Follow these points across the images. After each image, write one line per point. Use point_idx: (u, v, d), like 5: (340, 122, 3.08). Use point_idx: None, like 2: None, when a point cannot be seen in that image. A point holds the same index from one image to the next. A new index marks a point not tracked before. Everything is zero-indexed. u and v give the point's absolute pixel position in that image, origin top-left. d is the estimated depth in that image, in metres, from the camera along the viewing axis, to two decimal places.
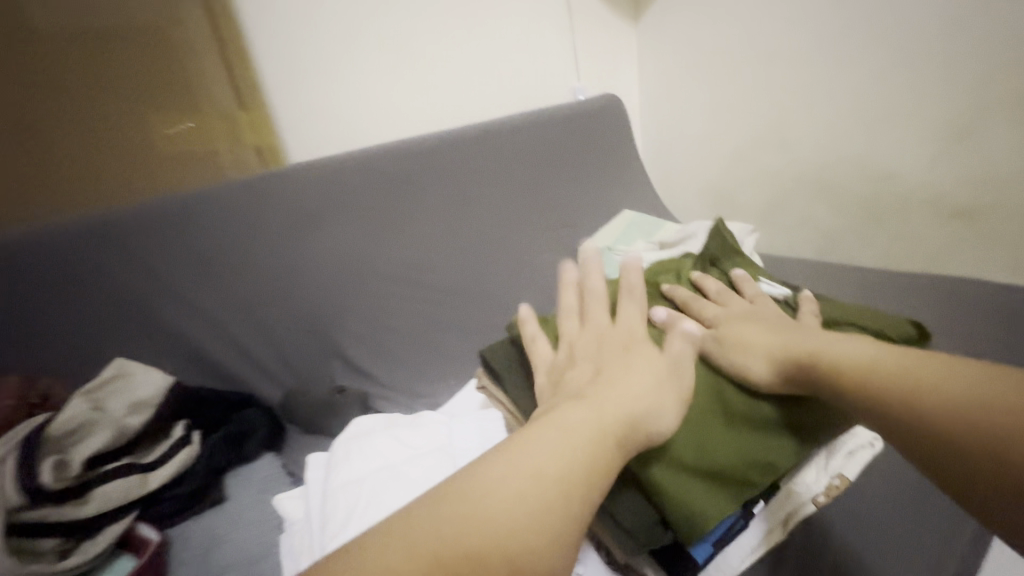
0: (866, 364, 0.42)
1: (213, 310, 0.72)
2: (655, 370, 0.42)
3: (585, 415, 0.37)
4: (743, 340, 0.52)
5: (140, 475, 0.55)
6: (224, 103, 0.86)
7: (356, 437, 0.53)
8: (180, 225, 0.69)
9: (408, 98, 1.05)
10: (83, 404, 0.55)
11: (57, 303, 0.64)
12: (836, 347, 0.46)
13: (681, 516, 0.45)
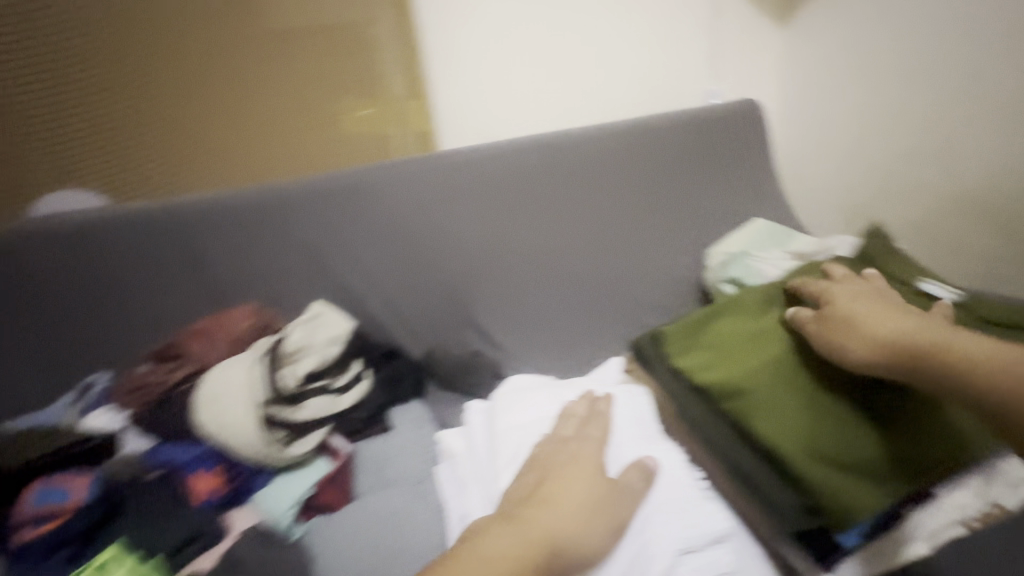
0: (978, 361, 0.46)
1: (374, 271, 0.85)
2: (591, 497, 0.45)
3: (511, 543, 0.40)
4: (857, 322, 0.53)
5: (335, 394, 0.64)
6: (397, 92, 0.97)
7: (517, 391, 0.60)
8: (356, 197, 0.84)
9: (543, 94, 1.10)
10: (298, 333, 0.66)
11: (267, 252, 0.81)
12: (950, 343, 0.48)
13: (826, 494, 0.49)
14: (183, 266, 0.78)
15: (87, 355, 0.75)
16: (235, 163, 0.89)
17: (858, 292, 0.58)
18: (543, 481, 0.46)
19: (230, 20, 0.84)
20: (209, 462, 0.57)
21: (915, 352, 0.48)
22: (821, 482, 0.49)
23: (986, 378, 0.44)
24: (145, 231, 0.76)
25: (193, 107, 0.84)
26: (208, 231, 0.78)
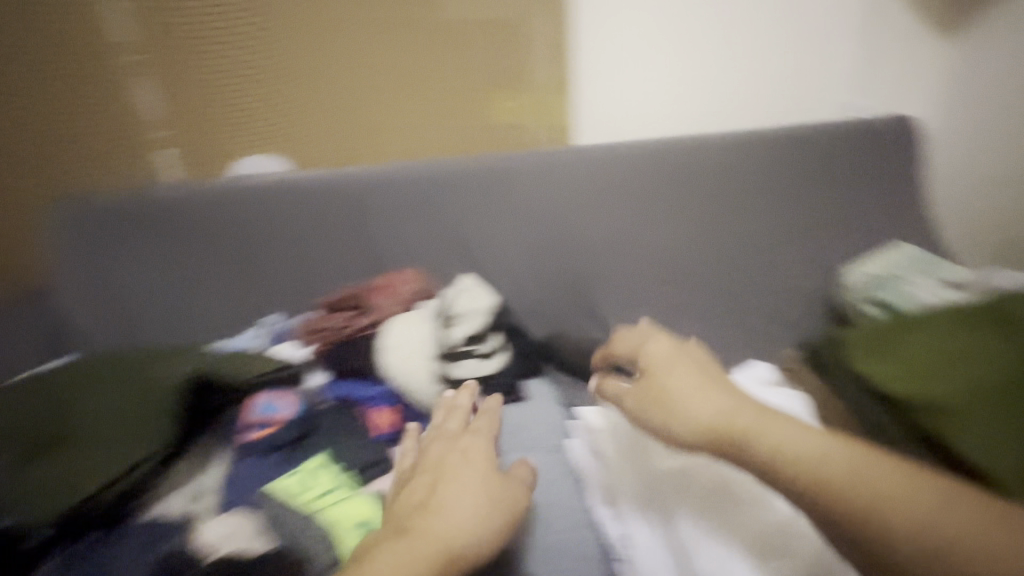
0: (799, 452, 0.51)
1: (509, 256, 0.94)
2: (475, 498, 0.49)
3: (401, 554, 0.43)
4: (669, 396, 0.62)
5: (483, 359, 0.70)
6: (542, 86, 1.01)
7: (659, 385, 0.64)
8: (501, 183, 0.94)
9: (679, 91, 1.05)
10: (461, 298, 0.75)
11: (416, 223, 0.92)
12: (745, 420, 0.55)
13: None
14: (348, 234, 0.91)
15: (264, 297, 0.89)
16: (393, 142, 0.97)
17: (663, 355, 0.71)
18: (433, 492, 0.50)
19: (405, 10, 0.90)
20: (389, 400, 0.65)
21: (738, 431, 0.55)
22: None
23: (851, 484, 0.48)
24: (323, 201, 0.90)
25: (365, 90, 0.92)
26: (371, 203, 0.91)
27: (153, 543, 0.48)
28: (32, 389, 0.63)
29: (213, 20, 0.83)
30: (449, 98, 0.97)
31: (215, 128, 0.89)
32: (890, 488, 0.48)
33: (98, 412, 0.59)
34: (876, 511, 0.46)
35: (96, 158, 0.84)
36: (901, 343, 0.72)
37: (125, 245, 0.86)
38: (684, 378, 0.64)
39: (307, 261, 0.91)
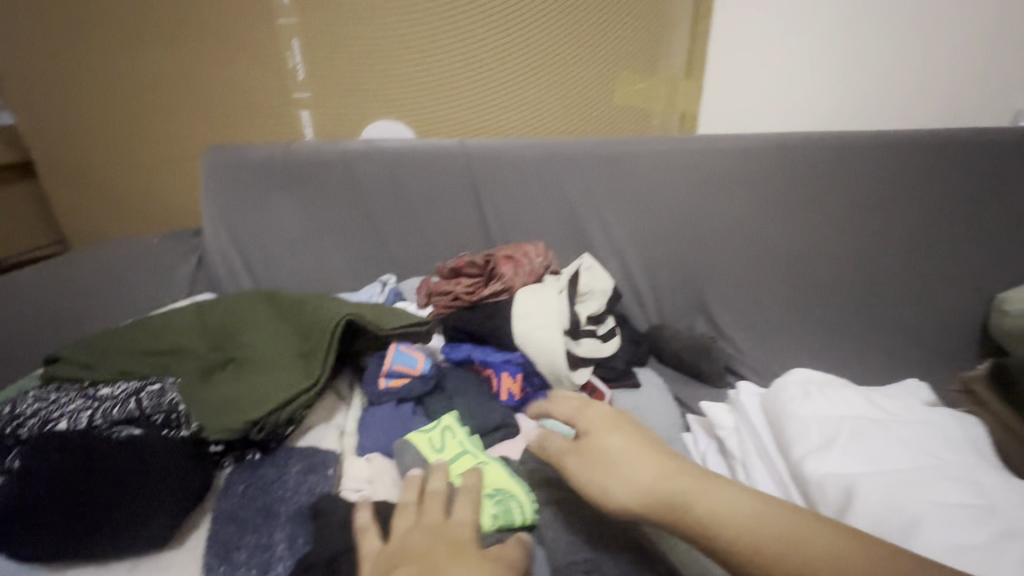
0: (742, 515, 0.32)
1: (622, 240, 0.91)
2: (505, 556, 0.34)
3: None
4: (611, 460, 0.38)
5: (599, 343, 0.67)
6: (673, 70, 0.96)
7: (810, 383, 0.53)
8: (619, 165, 0.89)
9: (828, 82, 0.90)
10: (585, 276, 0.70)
11: (529, 202, 0.91)
12: (689, 478, 0.35)
13: None
14: (466, 205, 0.91)
15: (383, 258, 0.92)
16: (515, 119, 0.98)
17: (608, 417, 0.42)
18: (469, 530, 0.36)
19: None
20: (518, 368, 0.61)
21: (678, 500, 0.34)
22: None
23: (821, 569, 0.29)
24: (447, 172, 0.90)
25: (494, 62, 0.93)
26: (493, 180, 0.90)
27: (315, 474, 0.44)
28: (201, 318, 0.61)
29: None
30: (575, 77, 0.95)
31: (351, 90, 0.94)
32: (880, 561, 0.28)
33: (270, 338, 0.56)
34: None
35: (256, 125, 0.96)
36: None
37: (267, 197, 0.90)
38: (838, 383, 0.53)
39: (429, 231, 0.92)
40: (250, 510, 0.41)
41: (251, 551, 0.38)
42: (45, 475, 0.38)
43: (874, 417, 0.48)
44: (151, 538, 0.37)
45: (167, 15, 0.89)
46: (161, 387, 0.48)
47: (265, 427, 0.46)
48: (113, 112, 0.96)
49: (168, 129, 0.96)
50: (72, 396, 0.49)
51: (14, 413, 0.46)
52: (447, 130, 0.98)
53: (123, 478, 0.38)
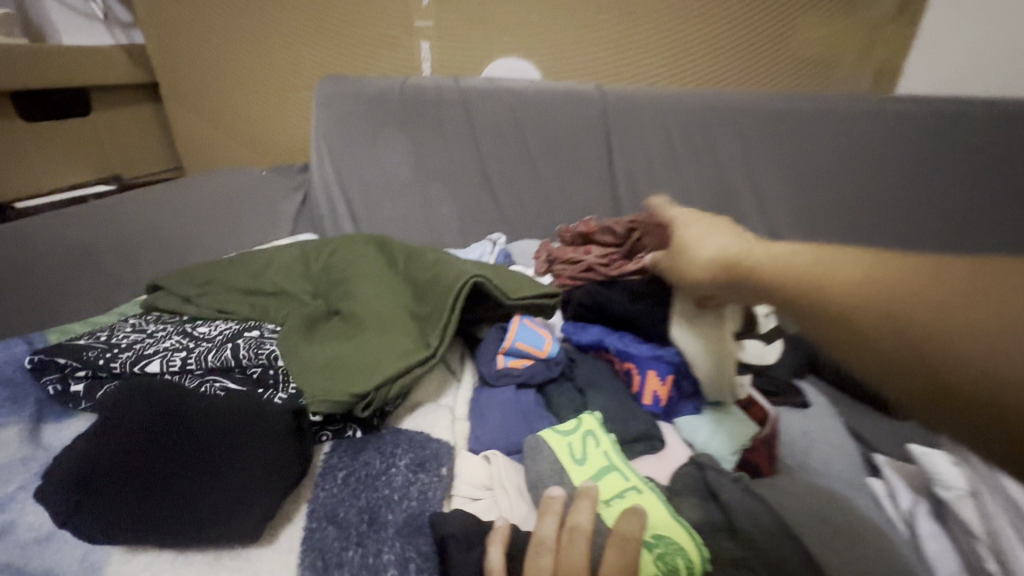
0: (798, 264, 0.34)
1: (782, 221, 0.74)
2: None
3: None
4: (687, 240, 0.45)
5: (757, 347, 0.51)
6: (880, 12, 0.76)
7: None
8: (793, 127, 0.74)
9: None
10: None
11: (672, 166, 0.77)
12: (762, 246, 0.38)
13: None
14: (595, 162, 0.79)
15: (491, 215, 0.82)
16: (661, 66, 0.83)
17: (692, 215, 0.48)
18: None
19: None
20: (667, 368, 0.48)
21: (734, 256, 0.39)
22: None
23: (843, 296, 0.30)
24: (580, 122, 0.78)
25: None
26: (631, 134, 0.77)
27: (426, 473, 0.35)
28: (303, 261, 0.54)
29: None
30: (748, 17, 0.78)
31: (476, 19, 0.82)
32: (919, 286, 0.28)
33: (377, 291, 0.47)
34: (870, 329, 0.28)
35: (373, 54, 0.88)
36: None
37: (379, 136, 0.82)
38: None
39: (547, 188, 0.80)
40: (350, 511, 0.33)
41: (355, 571, 0.30)
42: (129, 430, 0.32)
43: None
44: (241, 530, 0.29)
45: None
46: (259, 337, 0.42)
47: (372, 403, 0.37)
48: (234, 32, 0.91)
49: (287, 55, 0.91)
50: (168, 334, 0.43)
51: (107, 345, 0.41)
52: (580, 71, 0.85)
53: (215, 449, 0.31)
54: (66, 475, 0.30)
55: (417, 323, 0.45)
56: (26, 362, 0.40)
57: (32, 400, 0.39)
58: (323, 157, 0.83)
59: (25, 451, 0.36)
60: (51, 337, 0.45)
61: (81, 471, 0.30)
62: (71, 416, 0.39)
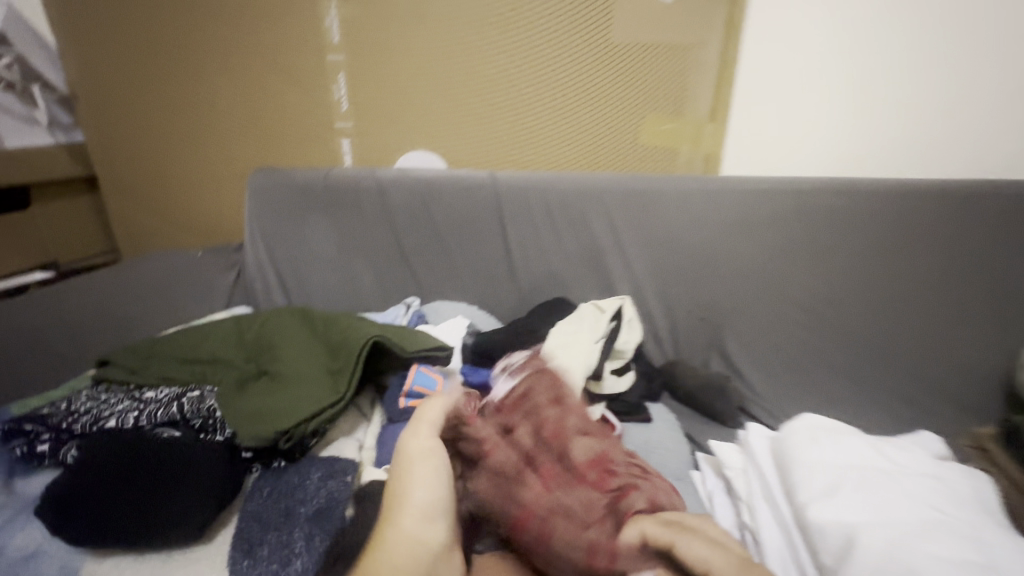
0: None
1: (640, 274, 0.94)
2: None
3: None
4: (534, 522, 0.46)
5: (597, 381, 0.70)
6: (700, 114, 0.98)
7: (821, 429, 0.53)
8: (642, 204, 0.92)
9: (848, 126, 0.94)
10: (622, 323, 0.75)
11: (552, 236, 0.94)
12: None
13: None
14: (492, 235, 0.95)
15: (409, 282, 0.97)
16: (544, 157, 1.02)
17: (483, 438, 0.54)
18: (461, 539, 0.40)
19: (582, 33, 0.94)
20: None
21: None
22: None
23: None
24: (476, 202, 0.94)
25: (525, 98, 0.98)
26: (519, 212, 0.94)
27: (334, 480, 0.47)
28: (238, 331, 0.65)
29: (413, 20, 0.93)
30: (606, 120, 0.99)
31: (391, 121, 1.00)
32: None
33: (300, 353, 0.59)
34: None
35: (299, 147, 1.03)
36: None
37: (305, 219, 0.96)
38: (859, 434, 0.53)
39: (455, 259, 0.96)
40: (273, 511, 0.44)
41: (272, 547, 0.42)
42: (90, 476, 0.42)
43: (882, 466, 0.49)
44: (184, 529, 0.40)
45: (229, 44, 0.96)
46: (200, 395, 0.53)
47: (293, 436, 0.49)
48: (172, 132, 1.03)
49: (223, 150, 1.04)
50: (120, 398, 0.53)
51: (69, 411, 0.50)
52: (478, 158, 1.03)
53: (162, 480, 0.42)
54: (50, 498, 0.42)
55: (330, 376, 0.57)
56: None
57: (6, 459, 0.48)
58: (256, 239, 0.97)
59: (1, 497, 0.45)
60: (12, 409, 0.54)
61: (59, 498, 0.41)
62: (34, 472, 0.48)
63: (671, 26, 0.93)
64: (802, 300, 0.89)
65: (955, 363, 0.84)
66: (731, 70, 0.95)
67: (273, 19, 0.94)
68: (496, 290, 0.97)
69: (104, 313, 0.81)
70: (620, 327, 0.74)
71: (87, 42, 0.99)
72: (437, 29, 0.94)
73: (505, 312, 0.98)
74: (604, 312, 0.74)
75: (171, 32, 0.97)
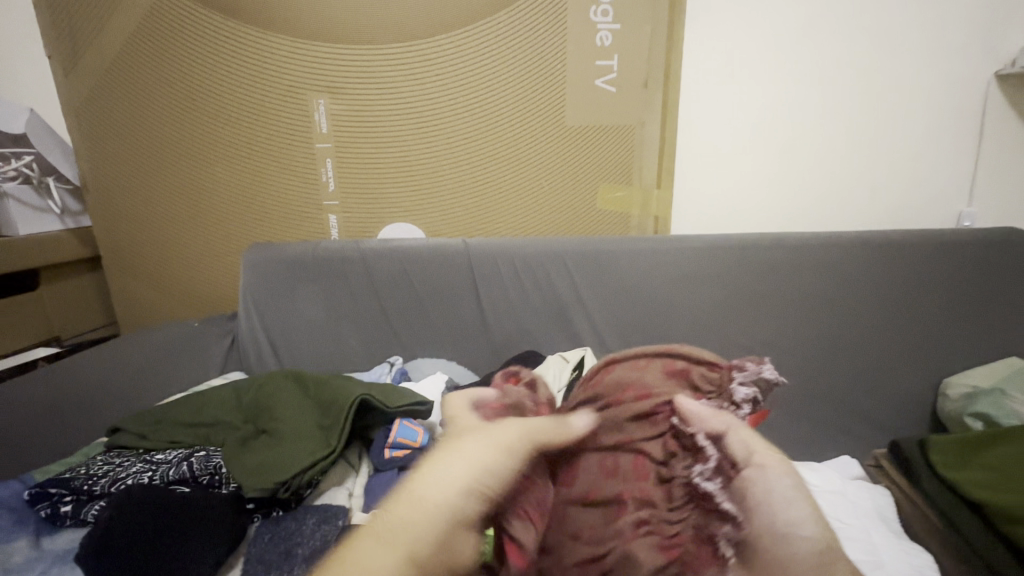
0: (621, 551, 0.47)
1: (604, 326, 1.03)
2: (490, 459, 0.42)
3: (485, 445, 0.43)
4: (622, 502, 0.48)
5: None
6: (649, 182, 1.13)
7: None
8: (601, 262, 1.03)
9: (770, 188, 1.17)
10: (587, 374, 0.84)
11: (521, 295, 1.04)
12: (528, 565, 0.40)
13: (979, 495, 0.58)
14: (469, 296, 1.04)
15: (394, 342, 1.06)
16: (514, 225, 1.14)
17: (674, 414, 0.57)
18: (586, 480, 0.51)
19: (540, 117, 1.08)
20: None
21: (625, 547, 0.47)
22: (962, 480, 0.60)
23: None
24: (453, 266, 1.04)
25: (495, 174, 1.11)
26: (492, 274, 1.04)
27: (328, 524, 0.56)
28: (235, 394, 0.73)
29: (394, 112, 1.07)
30: (565, 190, 1.12)
31: (374, 198, 1.12)
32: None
33: (295, 412, 0.67)
34: None
35: (290, 224, 1.13)
36: (983, 453, 0.62)
37: (296, 289, 1.05)
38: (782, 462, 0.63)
39: (435, 319, 1.05)
40: (273, 553, 0.53)
41: None
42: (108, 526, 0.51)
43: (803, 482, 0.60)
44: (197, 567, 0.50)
45: (228, 136, 1.09)
46: (206, 453, 0.63)
47: (290, 488, 0.58)
48: (173, 213, 1.13)
49: (221, 228, 1.14)
50: (134, 461, 0.63)
51: (88, 474, 0.61)
52: (454, 228, 1.14)
53: (173, 526, 0.52)
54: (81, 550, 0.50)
55: (321, 431, 0.65)
56: (25, 494, 0.59)
57: (32, 520, 0.59)
58: (250, 309, 1.06)
59: (34, 552, 0.55)
60: (37, 476, 0.65)
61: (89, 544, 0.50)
62: (61, 530, 0.58)
63: (618, 112, 1.08)
64: (748, 345, 1.00)
65: (880, 392, 0.97)
66: (672, 146, 1.11)
67: (270, 114, 1.07)
68: (474, 346, 1.06)
69: (109, 386, 0.88)
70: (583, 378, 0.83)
71: (98, 138, 1.11)
72: (415, 120, 1.08)
73: (482, 366, 1.06)
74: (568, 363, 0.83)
75: (178, 128, 1.09)
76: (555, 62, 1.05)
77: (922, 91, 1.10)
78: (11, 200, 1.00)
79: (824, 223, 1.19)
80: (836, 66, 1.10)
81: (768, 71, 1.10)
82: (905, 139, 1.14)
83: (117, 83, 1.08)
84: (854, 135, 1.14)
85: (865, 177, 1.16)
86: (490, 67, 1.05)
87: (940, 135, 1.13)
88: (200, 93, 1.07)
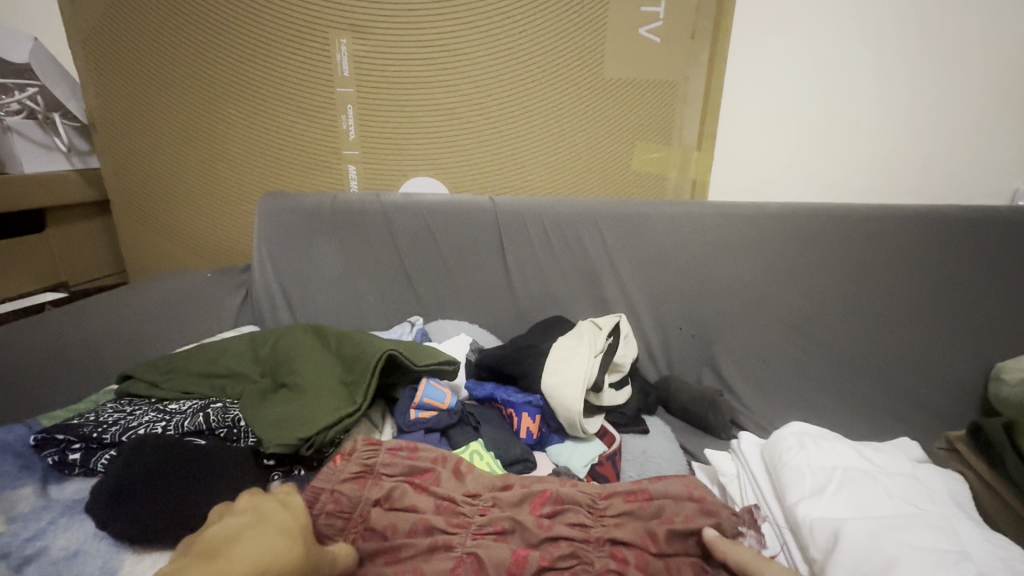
0: None
1: (635, 293, 0.98)
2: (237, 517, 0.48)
3: None
4: None
5: (596, 394, 0.74)
6: (688, 141, 1.05)
7: (812, 436, 0.62)
8: (636, 226, 0.97)
9: (813, 151, 1.07)
10: (623, 344, 0.81)
11: (549, 256, 0.99)
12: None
13: None
14: (493, 252, 0.99)
15: (414, 303, 1.02)
16: (544, 186, 1.08)
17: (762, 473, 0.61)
18: None
19: (576, 69, 1.00)
20: (536, 410, 0.73)
21: None
22: None
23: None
24: (478, 224, 0.98)
25: (523, 128, 1.04)
26: (519, 232, 0.98)
27: None
28: (254, 348, 0.72)
29: (420, 55, 0.99)
30: (600, 149, 1.05)
31: (395, 150, 1.05)
32: None
33: (318, 368, 0.66)
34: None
35: (305, 174, 1.08)
36: None
37: (311, 242, 1.00)
38: (848, 442, 0.61)
39: (457, 279, 1.00)
40: None
41: None
42: (117, 470, 0.52)
43: (864, 468, 0.58)
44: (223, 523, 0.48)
45: (243, 78, 1.02)
46: (223, 406, 0.62)
47: (313, 445, 0.57)
48: (183, 159, 1.08)
49: (233, 173, 1.08)
50: (146, 410, 0.62)
51: (96, 422, 0.59)
52: (479, 186, 1.08)
53: (183, 470, 0.52)
54: (95, 490, 0.51)
55: (347, 389, 0.63)
56: (31, 440, 0.57)
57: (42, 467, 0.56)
58: (264, 260, 1.01)
59: (41, 502, 0.53)
60: (45, 421, 0.64)
61: (105, 490, 0.51)
62: (70, 478, 0.56)
63: (660, 66, 1.00)
64: (786, 321, 0.95)
65: (926, 376, 0.91)
66: (714, 103, 1.02)
67: (286, 54, 1.00)
68: (497, 309, 1.02)
69: (120, 332, 0.85)
70: (617, 347, 0.79)
71: (107, 74, 1.04)
72: (443, 67, 1.00)
73: (505, 331, 1.02)
74: (603, 330, 0.79)
75: (190, 65, 1.02)
76: (597, 9, 0.96)
77: (991, 54, 0.98)
78: (13, 134, 0.95)
79: (869, 194, 1.10)
80: (896, 22, 0.98)
81: (817, 24, 0.99)
82: (965, 108, 1.02)
83: (126, 14, 1.00)
84: (912, 95, 1.02)
85: (919, 143, 1.05)
86: (524, 11, 0.97)
87: (1009, 95, 1.01)
88: (215, 27, 0.99)
